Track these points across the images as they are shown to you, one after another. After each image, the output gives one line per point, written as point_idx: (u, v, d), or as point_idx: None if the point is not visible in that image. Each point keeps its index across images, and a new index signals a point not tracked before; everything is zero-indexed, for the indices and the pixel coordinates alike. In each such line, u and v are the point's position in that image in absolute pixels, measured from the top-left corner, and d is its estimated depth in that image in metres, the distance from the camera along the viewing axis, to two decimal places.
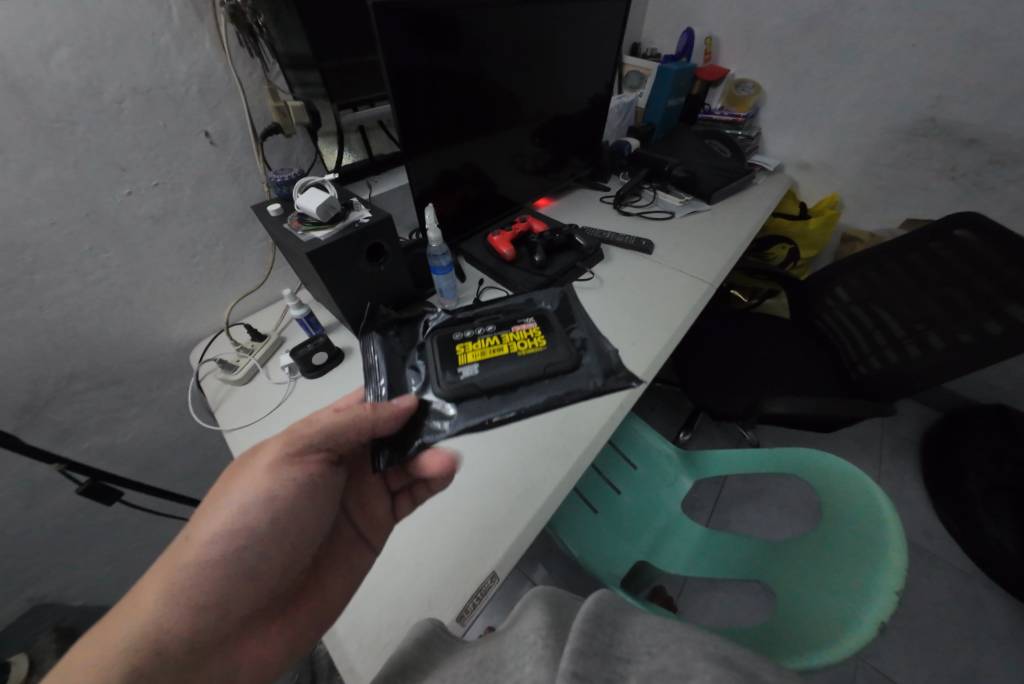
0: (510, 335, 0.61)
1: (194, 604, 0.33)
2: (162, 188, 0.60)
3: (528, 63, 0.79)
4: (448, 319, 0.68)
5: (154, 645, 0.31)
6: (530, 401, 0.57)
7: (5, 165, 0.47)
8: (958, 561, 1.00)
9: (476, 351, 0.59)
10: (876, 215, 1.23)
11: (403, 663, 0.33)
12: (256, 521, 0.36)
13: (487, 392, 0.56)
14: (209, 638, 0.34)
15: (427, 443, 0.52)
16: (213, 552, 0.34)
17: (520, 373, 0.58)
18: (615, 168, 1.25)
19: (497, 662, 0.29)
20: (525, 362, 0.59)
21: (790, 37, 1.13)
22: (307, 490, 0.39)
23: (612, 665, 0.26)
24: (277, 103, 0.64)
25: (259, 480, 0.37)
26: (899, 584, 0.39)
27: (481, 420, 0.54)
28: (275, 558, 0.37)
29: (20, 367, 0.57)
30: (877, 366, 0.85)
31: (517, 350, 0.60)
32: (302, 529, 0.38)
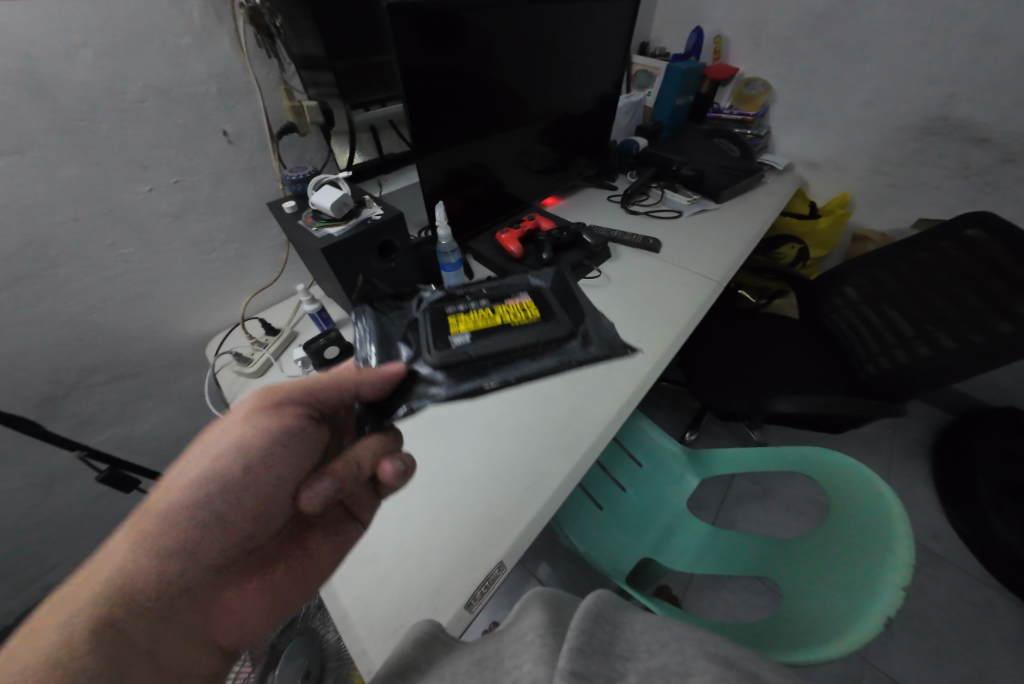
0: (503, 307, 0.49)
1: (163, 550, 0.32)
2: (180, 186, 0.61)
3: (537, 62, 0.80)
4: (442, 294, 0.52)
5: (124, 588, 0.31)
6: (518, 371, 0.44)
7: (31, 162, 0.49)
8: (968, 565, 0.98)
9: (468, 321, 0.47)
10: (887, 215, 1.21)
11: (403, 663, 0.33)
12: (228, 468, 0.35)
13: (478, 362, 0.44)
14: (181, 587, 0.33)
15: (411, 410, 0.41)
16: (184, 500, 0.34)
17: (514, 342, 0.46)
18: (623, 167, 1.25)
19: (496, 661, 0.30)
20: (521, 332, 0.47)
21: (799, 36, 1.13)
22: (282, 441, 0.37)
23: (611, 662, 0.26)
24: (293, 103, 0.67)
25: (234, 429, 0.36)
26: (906, 580, 0.39)
27: (472, 387, 0.42)
28: (248, 510, 0.35)
29: (43, 358, 0.59)
30: (887, 365, 0.84)
31: (510, 322, 0.47)
32: (278, 481, 0.36)
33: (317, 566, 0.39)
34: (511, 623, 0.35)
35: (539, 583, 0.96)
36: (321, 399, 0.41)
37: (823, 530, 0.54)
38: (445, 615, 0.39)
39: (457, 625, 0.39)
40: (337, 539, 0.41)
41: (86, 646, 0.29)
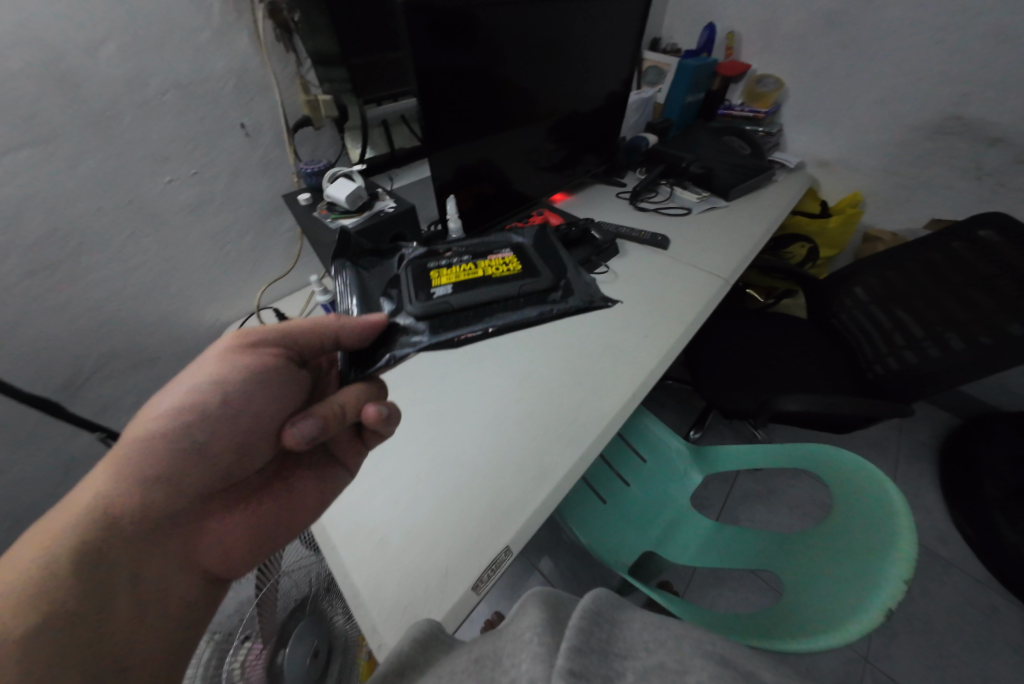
0: (484, 263, 0.61)
1: (144, 475, 0.34)
2: (198, 178, 0.63)
3: (547, 59, 0.81)
4: (422, 250, 0.62)
5: (108, 510, 0.33)
6: (498, 322, 0.56)
7: (56, 153, 0.50)
8: (972, 568, 0.98)
9: (450, 275, 0.58)
10: (899, 215, 1.20)
11: (401, 661, 0.32)
12: (204, 403, 0.36)
13: (462, 310, 0.55)
14: (163, 513, 0.35)
15: (399, 356, 0.49)
16: (162, 428, 0.35)
17: (494, 293, 0.58)
18: (631, 164, 1.25)
19: (493, 661, 0.29)
20: (498, 286, 0.59)
21: (812, 32, 1.11)
22: (259, 380, 0.39)
23: (608, 662, 0.27)
24: (309, 98, 0.68)
25: (211, 366, 0.38)
26: (907, 572, 0.40)
27: (453, 335, 0.52)
28: (226, 441, 0.37)
29: (66, 345, 0.61)
30: (896, 366, 0.84)
31: (490, 276, 0.60)
32: (256, 418, 0.39)
33: (299, 502, 0.41)
34: (510, 621, 0.34)
35: (541, 575, 0.97)
36: (302, 341, 0.43)
37: (826, 528, 0.54)
38: (452, 596, 0.40)
39: (463, 605, 0.40)
40: (319, 479, 0.44)
41: (71, 566, 0.31)
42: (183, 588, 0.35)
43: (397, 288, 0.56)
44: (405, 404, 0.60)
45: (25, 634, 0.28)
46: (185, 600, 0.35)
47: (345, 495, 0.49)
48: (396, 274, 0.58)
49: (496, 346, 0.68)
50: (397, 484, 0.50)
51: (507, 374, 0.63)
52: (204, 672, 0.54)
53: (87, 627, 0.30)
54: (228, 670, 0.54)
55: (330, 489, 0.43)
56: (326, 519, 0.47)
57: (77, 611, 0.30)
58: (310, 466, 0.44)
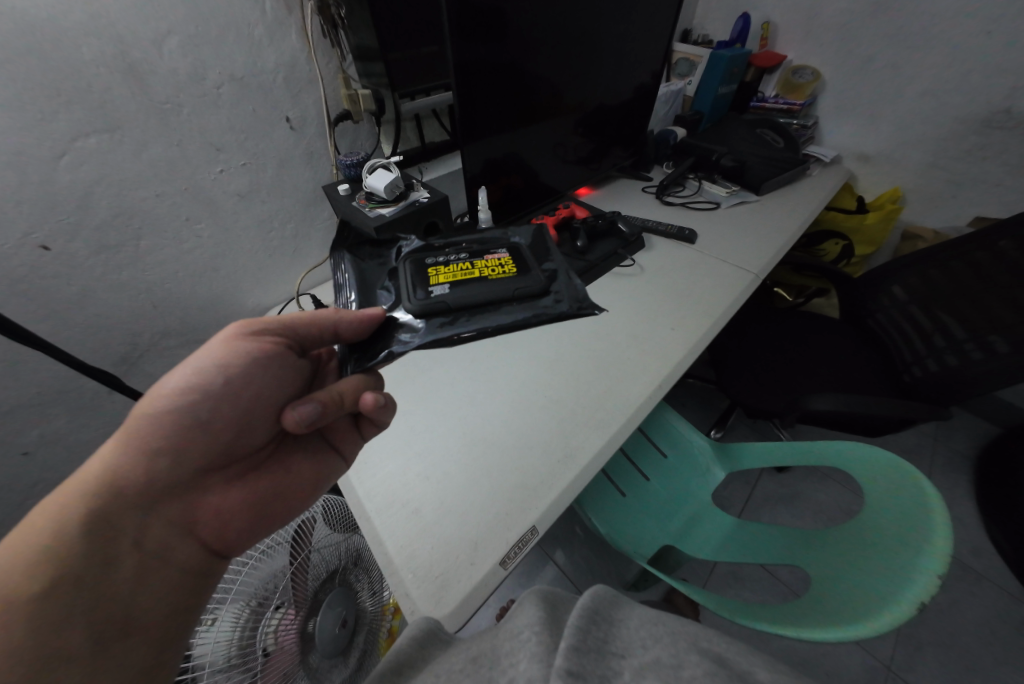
0: (482, 262, 0.54)
1: (149, 448, 0.36)
2: (248, 168, 0.67)
3: (577, 51, 0.81)
4: (421, 245, 0.57)
5: (115, 479, 0.35)
6: (498, 322, 0.49)
7: (123, 141, 0.54)
8: (1008, 583, 0.93)
9: (448, 273, 0.52)
10: (942, 212, 1.15)
11: (399, 660, 0.33)
12: (204, 382, 0.38)
13: (457, 311, 0.49)
14: (166, 484, 0.37)
15: (394, 353, 0.45)
16: (169, 404, 0.37)
17: (493, 293, 0.51)
18: (659, 158, 1.24)
19: (492, 658, 0.31)
20: (496, 286, 0.52)
21: (854, 21, 1.07)
22: (259, 362, 0.40)
23: (604, 658, 0.29)
24: (350, 92, 0.71)
25: (212, 347, 0.39)
26: (941, 569, 0.39)
27: (449, 334, 0.46)
28: (227, 419, 0.39)
29: (127, 321, 0.66)
30: (933, 368, 0.81)
31: (488, 276, 0.53)
32: (255, 397, 0.40)
33: (294, 482, 0.43)
34: (509, 616, 0.36)
35: (556, 566, 0.98)
36: (301, 332, 0.43)
37: (850, 531, 0.53)
38: (481, 568, 0.42)
39: (491, 578, 0.42)
40: (314, 462, 0.45)
41: (80, 530, 0.33)
42: (185, 557, 0.37)
43: (393, 282, 0.52)
44: (438, 386, 0.62)
45: (40, 590, 0.30)
46: (186, 566, 0.37)
47: (380, 469, 0.52)
48: (395, 267, 0.53)
49: (524, 334, 0.69)
50: (429, 461, 0.52)
51: (535, 361, 0.64)
52: (238, 642, 0.52)
53: (96, 584, 0.33)
54: (262, 637, 0.54)
55: (326, 471, 0.45)
56: (362, 492, 0.49)
57: (85, 572, 0.32)
58: (308, 447, 0.46)
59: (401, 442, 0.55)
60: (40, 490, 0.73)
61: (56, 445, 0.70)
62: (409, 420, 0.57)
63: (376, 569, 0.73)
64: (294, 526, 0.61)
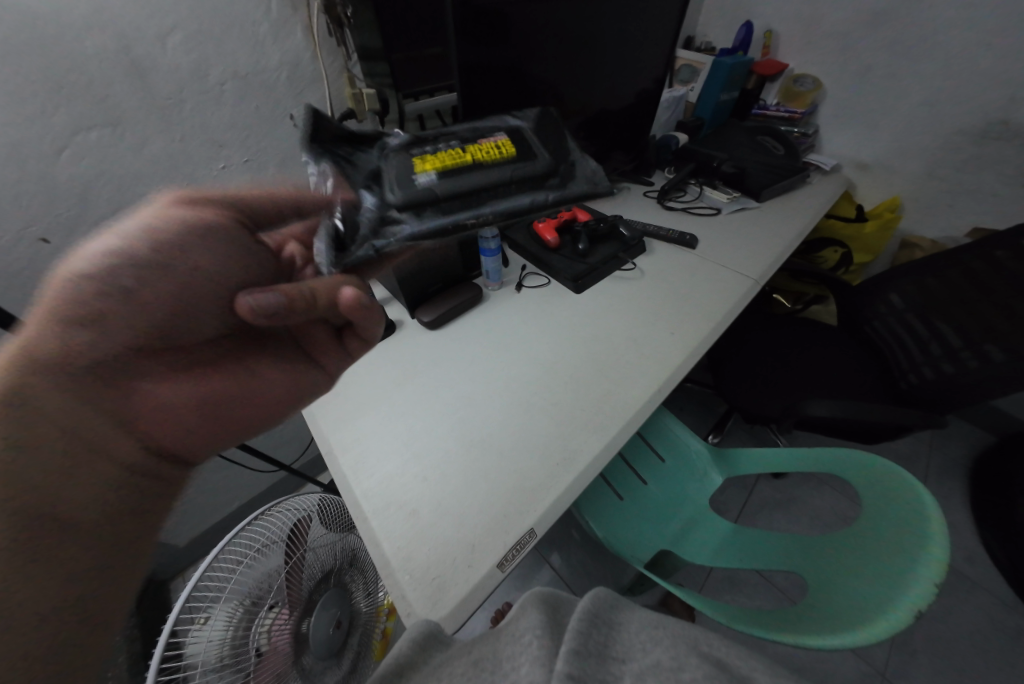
0: (475, 146, 0.43)
1: (71, 320, 0.33)
2: (249, 165, 0.67)
3: (579, 56, 0.81)
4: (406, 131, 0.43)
5: (34, 353, 0.33)
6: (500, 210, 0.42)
7: (124, 136, 0.54)
8: (1000, 590, 0.94)
9: (437, 160, 0.41)
10: (939, 222, 1.16)
11: (399, 662, 0.33)
12: (138, 259, 0.34)
13: (451, 201, 0.41)
14: (96, 360, 0.34)
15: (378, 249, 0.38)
16: (90, 271, 0.33)
17: (492, 180, 0.42)
18: (660, 163, 1.24)
19: (493, 662, 0.31)
20: (494, 169, 0.43)
21: (854, 32, 1.08)
22: (203, 242, 0.36)
23: (605, 663, 0.29)
24: (354, 91, 0.72)
25: (141, 210, 0.35)
26: (938, 576, 0.39)
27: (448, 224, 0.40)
28: (162, 295, 0.35)
29: None
30: (930, 376, 0.82)
31: (484, 161, 0.42)
32: (193, 273, 0.36)
33: (253, 384, 0.40)
34: (510, 620, 0.36)
35: (552, 569, 0.98)
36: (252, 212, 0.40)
37: (844, 536, 0.54)
38: (478, 570, 0.42)
39: (489, 581, 0.42)
40: (281, 366, 0.42)
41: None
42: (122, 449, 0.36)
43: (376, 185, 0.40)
44: (437, 388, 0.61)
45: None
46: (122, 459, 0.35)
47: (378, 469, 0.51)
48: (379, 167, 0.42)
49: (524, 337, 0.69)
50: (428, 461, 0.52)
51: (536, 363, 0.64)
52: (231, 642, 0.51)
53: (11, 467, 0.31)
54: (255, 637, 0.53)
55: (303, 378, 0.44)
56: (360, 492, 0.49)
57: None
58: (277, 349, 0.43)
59: (400, 443, 0.54)
60: None
61: None
62: (408, 419, 0.57)
63: (370, 570, 0.73)
64: (290, 525, 0.62)
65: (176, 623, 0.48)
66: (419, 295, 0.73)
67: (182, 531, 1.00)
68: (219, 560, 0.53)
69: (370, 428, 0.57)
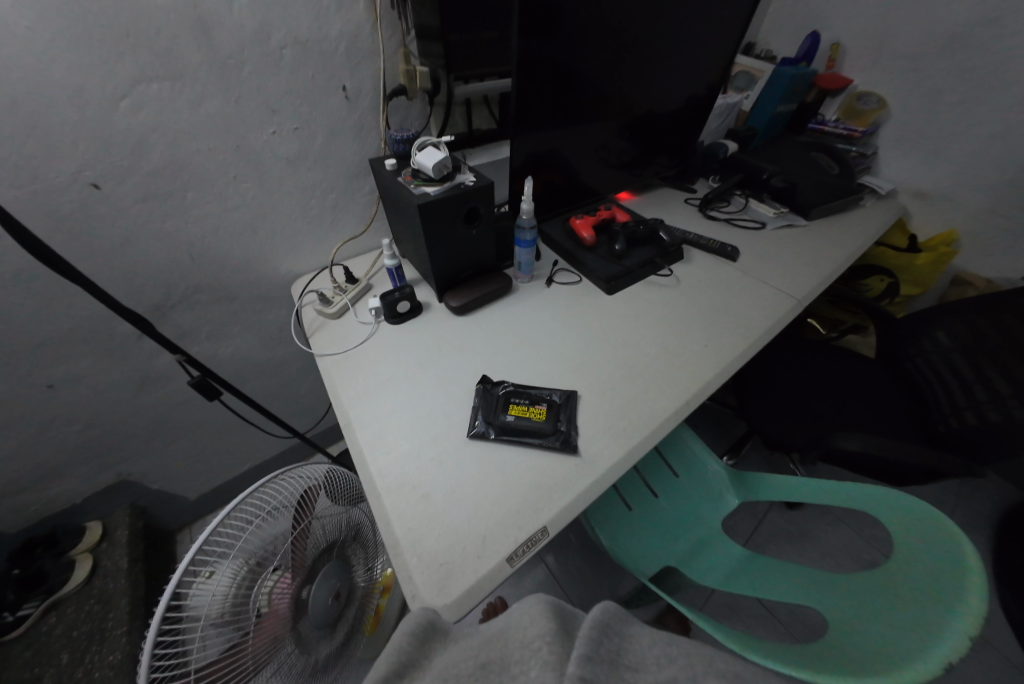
0: (432, 182, 0.62)
1: None
2: (299, 133, 0.67)
3: (637, 50, 0.79)
4: (398, 181, 0.64)
5: None
6: (426, 211, 0.59)
7: (183, 90, 0.55)
8: (1017, 655, 0.88)
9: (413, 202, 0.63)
10: (997, 261, 1.09)
11: (400, 662, 0.33)
12: None
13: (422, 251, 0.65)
14: None
15: (402, 298, 0.68)
16: None
17: (434, 199, 0.60)
18: (705, 171, 1.21)
19: (502, 666, 0.33)
20: (440, 194, 0.60)
21: (927, 52, 1.02)
22: None
23: (617, 670, 0.31)
24: (407, 68, 0.69)
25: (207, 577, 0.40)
26: (975, 628, 0.36)
27: (397, 296, 0.67)
28: None
29: (163, 267, 0.67)
30: (970, 421, 0.76)
31: (432, 191, 0.60)
32: None
33: None
34: (514, 627, 0.36)
35: (547, 569, 0.97)
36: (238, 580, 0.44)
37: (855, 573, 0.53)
38: (488, 562, 0.41)
39: (497, 574, 0.41)
40: None
41: None
42: None
43: (390, 262, 0.69)
44: (460, 374, 0.61)
45: None
46: None
47: (394, 448, 0.51)
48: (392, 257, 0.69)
49: (551, 331, 0.68)
50: (444, 445, 0.52)
51: (560, 360, 0.63)
52: (233, 600, 0.51)
53: None
54: (257, 598, 0.53)
55: None
56: (374, 469, 0.49)
57: None
58: None
59: (418, 425, 0.54)
60: (54, 426, 0.73)
61: (80, 384, 0.71)
62: (428, 402, 0.57)
63: (370, 546, 0.75)
64: (299, 492, 0.62)
65: (182, 576, 0.47)
66: (448, 280, 0.72)
67: (191, 486, 1.02)
68: (232, 517, 0.53)
69: (390, 406, 0.57)
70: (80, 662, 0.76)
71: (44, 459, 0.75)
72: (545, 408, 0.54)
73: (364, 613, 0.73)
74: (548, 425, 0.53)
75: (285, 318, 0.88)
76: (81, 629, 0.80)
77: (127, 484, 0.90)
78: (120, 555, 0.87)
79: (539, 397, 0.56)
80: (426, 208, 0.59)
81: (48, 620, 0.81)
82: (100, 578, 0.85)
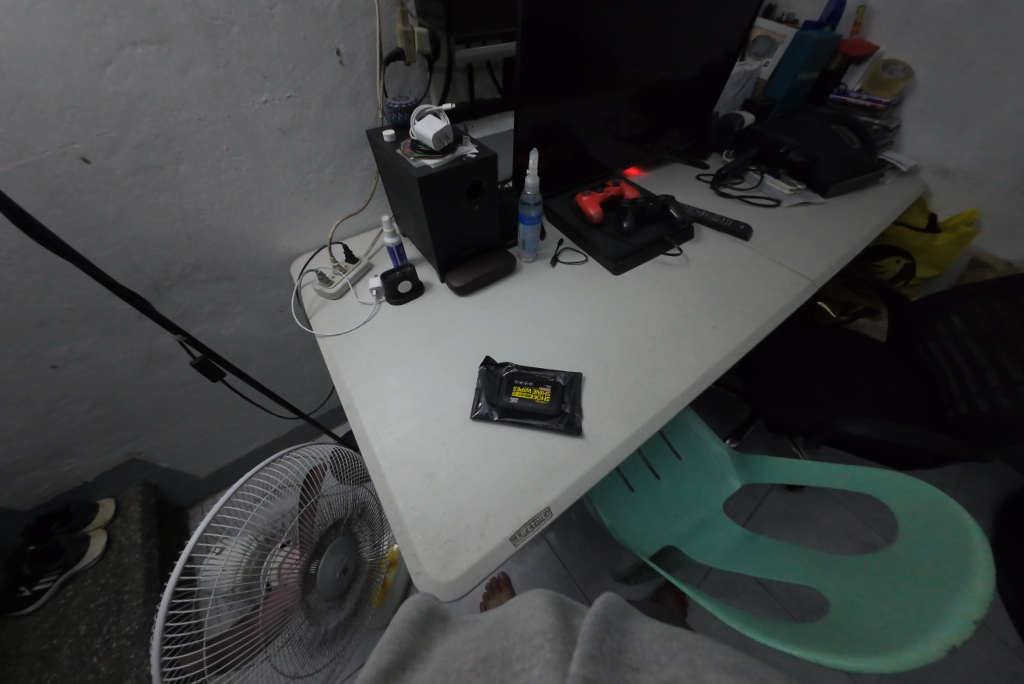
0: (432, 154, 0.59)
1: None
2: (292, 102, 0.64)
3: (652, 10, 0.73)
4: (397, 154, 0.61)
5: None
6: (424, 185, 0.57)
7: (169, 55, 0.52)
8: (1008, 635, 0.90)
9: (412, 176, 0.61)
10: (1019, 242, 1.05)
11: (402, 654, 0.34)
12: None
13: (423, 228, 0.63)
14: None
15: (403, 278, 0.67)
16: None
17: (432, 172, 0.57)
18: (718, 145, 1.15)
19: (502, 662, 0.33)
20: (439, 166, 0.57)
21: (963, 14, 0.95)
22: None
23: (619, 670, 0.31)
24: (405, 28, 0.65)
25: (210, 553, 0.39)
26: (977, 613, 0.36)
27: (396, 276, 0.66)
28: None
29: (160, 244, 0.66)
30: (982, 407, 0.75)
31: (432, 163, 0.58)
32: None
33: None
34: (515, 620, 0.36)
35: (548, 546, 0.99)
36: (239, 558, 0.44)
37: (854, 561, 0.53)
38: (490, 541, 0.41)
39: (500, 552, 0.41)
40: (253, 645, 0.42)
41: None
42: None
43: (391, 241, 0.67)
44: (463, 355, 0.60)
45: None
46: None
47: (398, 428, 0.51)
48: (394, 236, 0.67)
49: (555, 313, 0.67)
50: (447, 426, 0.51)
51: (565, 341, 0.62)
52: (243, 573, 0.51)
53: None
54: (266, 572, 0.54)
55: None
56: (377, 448, 0.49)
57: None
58: None
59: (420, 406, 0.54)
60: (62, 404, 0.73)
61: (83, 363, 0.71)
62: (431, 383, 0.56)
63: (377, 523, 0.76)
64: (306, 471, 0.63)
65: (192, 549, 0.48)
66: (451, 258, 0.70)
67: (200, 464, 1.03)
68: (240, 494, 0.54)
69: (392, 387, 0.56)
70: (98, 632, 0.79)
71: (52, 437, 0.76)
72: (549, 390, 0.53)
73: (370, 590, 0.75)
74: (552, 407, 0.52)
75: (285, 298, 0.87)
76: (98, 601, 0.83)
77: (137, 462, 0.92)
78: (133, 530, 0.89)
79: (544, 379, 0.55)
80: (425, 182, 0.56)
81: (66, 591, 0.84)
82: (114, 552, 0.88)
